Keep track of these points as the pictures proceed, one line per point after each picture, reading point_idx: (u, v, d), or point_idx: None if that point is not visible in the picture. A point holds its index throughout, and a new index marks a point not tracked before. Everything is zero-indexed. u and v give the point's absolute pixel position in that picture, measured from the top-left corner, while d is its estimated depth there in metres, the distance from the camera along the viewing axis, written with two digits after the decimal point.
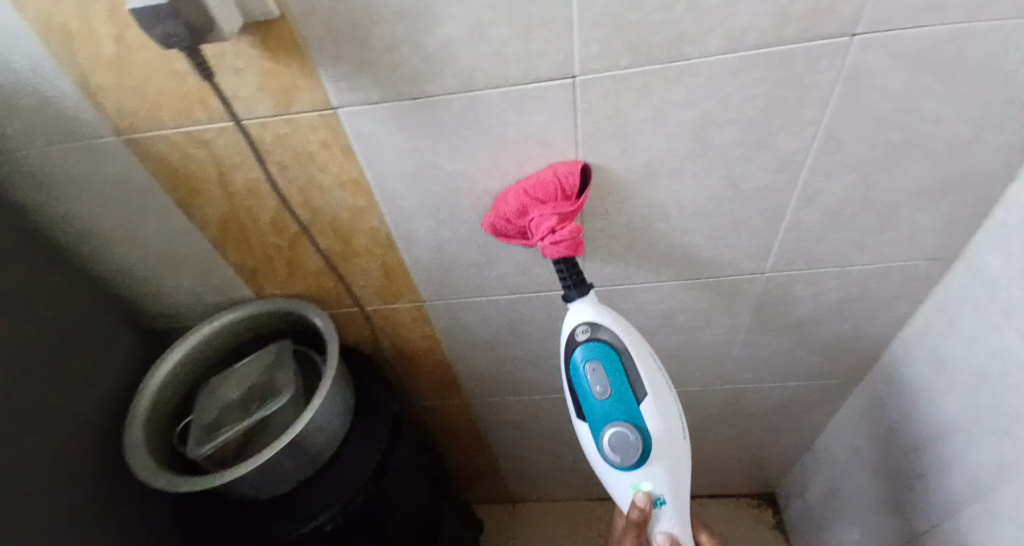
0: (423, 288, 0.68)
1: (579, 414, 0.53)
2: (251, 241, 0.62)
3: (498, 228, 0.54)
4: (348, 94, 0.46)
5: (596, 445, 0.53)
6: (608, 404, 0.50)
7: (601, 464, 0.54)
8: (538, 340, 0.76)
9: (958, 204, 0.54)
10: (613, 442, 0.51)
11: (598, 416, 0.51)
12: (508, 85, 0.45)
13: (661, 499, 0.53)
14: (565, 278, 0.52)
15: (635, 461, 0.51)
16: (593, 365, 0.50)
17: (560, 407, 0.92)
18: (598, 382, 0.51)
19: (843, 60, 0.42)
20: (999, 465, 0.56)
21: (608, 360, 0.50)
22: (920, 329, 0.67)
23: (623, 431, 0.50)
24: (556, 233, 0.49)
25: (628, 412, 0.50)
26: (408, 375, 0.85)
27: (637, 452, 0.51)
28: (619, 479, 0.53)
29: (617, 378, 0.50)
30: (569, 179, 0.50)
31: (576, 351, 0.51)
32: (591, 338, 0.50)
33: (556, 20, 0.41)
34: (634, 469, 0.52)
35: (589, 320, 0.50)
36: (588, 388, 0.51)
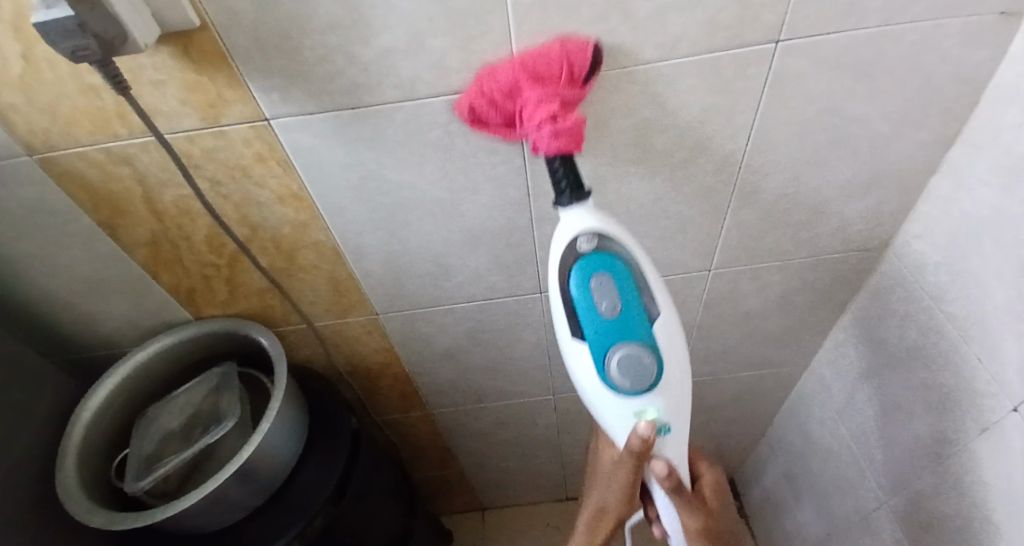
0: (376, 301, 0.66)
1: (575, 340, 0.43)
2: (187, 260, 0.59)
3: (478, 112, 0.44)
4: (282, 106, 0.45)
5: (599, 374, 0.43)
6: (619, 322, 0.41)
7: (600, 399, 0.45)
8: (497, 348, 0.76)
9: (884, 197, 0.57)
10: (622, 367, 0.42)
11: (606, 338, 0.42)
12: (449, 94, 0.44)
13: (666, 427, 0.45)
14: (558, 179, 0.42)
15: (646, 385, 0.43)
16: (599, 278, 0.41)
17: (524, 413, 0.92)
18: (607, 297, 0.41)
19: (770, 64, 0.44)
20: (940, 441, 0.60)
21: (619, 271, 0.41)
22: (858, 316, 0.71)
23: (635, 352, 0.42)
24: (558, 120, 0.39)
25: (641, 331, 0.42)
26: (368, 389, 0.83)
27: (652, 375, 0.43)
28: (621, 411, 0.45)
29: (629, 293, 0.41)
30: (580, 57, 0.40)
31: (579, 264, 0.41)
32: (597, 247, 0.41)
33: (493, 30, 0.40)
34: (642, 397, 0.44)
35: (593, 224, 0.41)
36: (593, 305, 0.41)
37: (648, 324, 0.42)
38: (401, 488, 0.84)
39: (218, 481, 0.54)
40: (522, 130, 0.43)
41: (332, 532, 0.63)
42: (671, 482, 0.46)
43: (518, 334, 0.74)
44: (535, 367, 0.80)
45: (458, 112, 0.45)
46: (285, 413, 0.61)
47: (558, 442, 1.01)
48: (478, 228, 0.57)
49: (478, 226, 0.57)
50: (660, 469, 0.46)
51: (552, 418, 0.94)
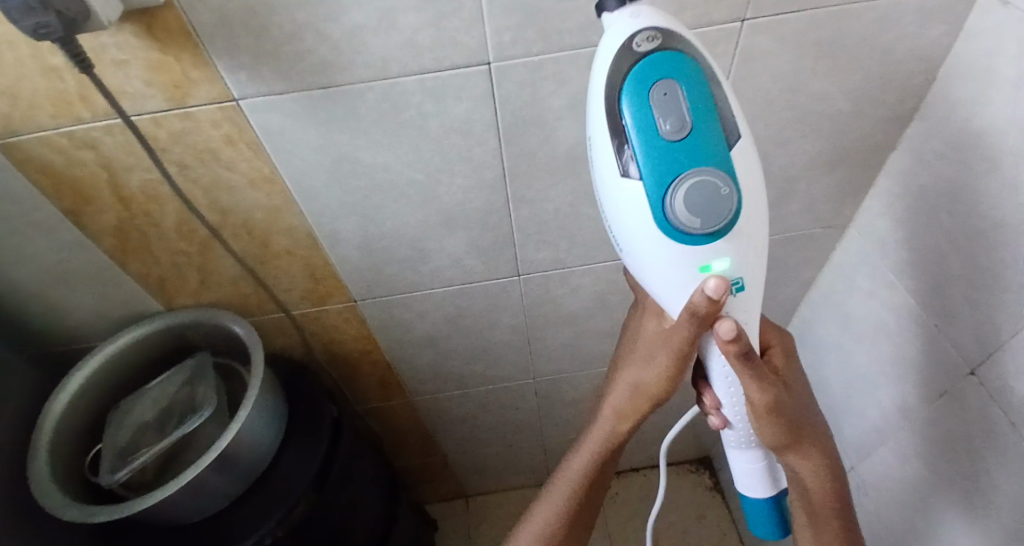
0: (354, 287, 0.66)
1: (629, 173, 0.34)
2: (157, 248, 0.58)
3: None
4: (251, 87, 0.44)
5: (659, 215, 0.35)
6: (689, 145, 0.33)
7: (655, 254, 0.37)
8: (477, 332, 0.76)
9: (847, 174, 0.59)
10: (689, 200, 0.34)
11: (674, 163, 0.33)
12: (421, 74, 0.44)
13: (738, 281, 0.37)
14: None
15: (715, 224, 0.35)
16: (665, 87, 0.32)
17: (505, 397, 0.92)
18: (670, 113, 0.32)
19: (736, 43, 0.45)
20: (904, 406, 0.62)
21: (689, 79, 0.32)
22: (825, 291, 0.73)
23: (708, 181, 0.33)
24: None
25: (715, 150, 0.33)
26: (348, 377, 0.83)
27: (727, 210, 0.34)
28: (682, 264, 0.36)
29: (700, 103, 0.32)
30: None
31: (635, 71, 0.32)
32: (659, 49, 0.32)
33: (465, 8, 0.40)
34: (711, 237, 0.35)
35: (650, 23, 0.32)
36: (654, 122, 0.32)
37: (724, 143, 0.33)
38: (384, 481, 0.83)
39: (197, 469, 0.54)
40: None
41: (314, 519, 0.63)
42: (740, 350, 0.37)
43: (497, 318, 0.74)
44: (514, 350, 0.81)
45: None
46: (264, 399, 0.60)
47: (539, 425, 1.03)
48: (454, 211, 0.57)
49: (455, 208, 0.57)
50: (727, 331, 0.36)
51: (533, 401, 0.95)
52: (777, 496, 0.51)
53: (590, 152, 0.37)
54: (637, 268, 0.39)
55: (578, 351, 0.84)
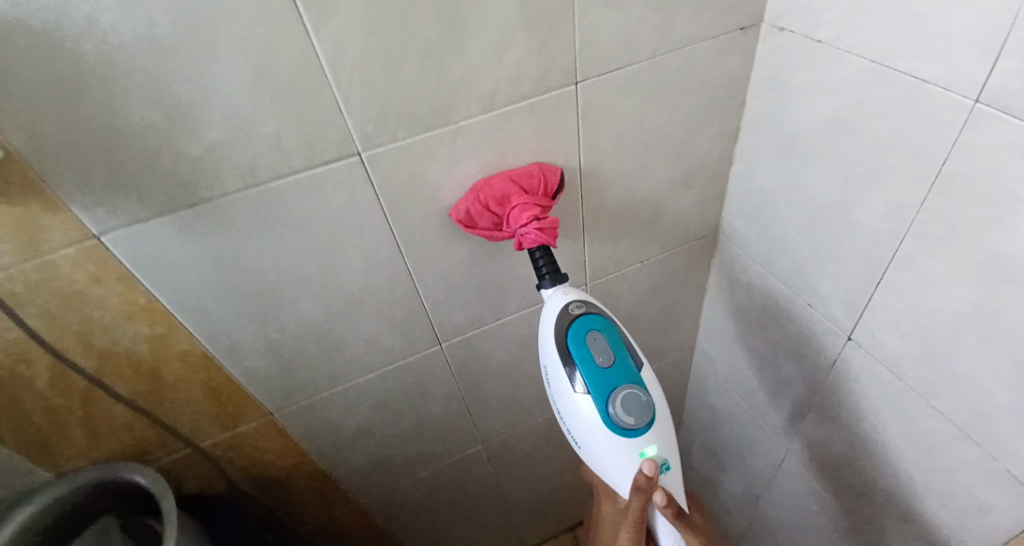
0: (268, 398, 0.62)
1: (578, 388, 0.49)
2: (29, 411, 0.51)
3: (470, 214, 0.51)
4: (112, 219, 0.42)
5: (605, 418, 0.49)
6: (615, 371, 0.49)
7: (603, 445, 0.50)
8: (409, 412, 0.74)
9: (701, 189, 0.66)
10: (624, 405, 0.49)
11: (609, 384, 0.49)
12: (293, 174, 0.45)
13: (667, 463, 0.50)
14: (540, 267, 0.52)
15: (644, 422, 0.49)
16: (594, 335, 0.50)
17: (456, 470, 0.89)
18: (601, 350, 0.50)
19: (575, 101, 0.50)
20: (807, 379, 0.69)
21: (608, 330, 0.51)
22: (717, 293, 0.81)
23: (634, 392, 0.49)
24: (543, 222, 0.50)
25: (632, 374, 0.50)
26: (281, 499, 0.76)
27: (648, 412, 0.50)
28: (625, 451, 0.49)
29: (617, 345, 0.50)
30: (553, 177, 0.52)
31: (573, 324, 0.50)
32: (586, 312, 0.51)
33: (323, 108, 0.42)
34: (643, 432, 0.50)
35: (575, 298, 0.51)
36: (591, 356, 0.49)
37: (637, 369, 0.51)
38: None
39: None
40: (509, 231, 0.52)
41: None
42: (673, 510, 0.49)
43: (428, 391, 0.73)
44: (454, 419, 0.80)
45: (454, 216, 0.52)
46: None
47: (499, 490, 1.00)
48: (358, 296, 0.57)
49: (358, 293, 0.57)
50: (660, 498, 0.48)
51: (486, 467, 0.93)
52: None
53: (546, 377, 0.52)
54: (591, 460, 0.52)
55: (516, 404, 0.84)
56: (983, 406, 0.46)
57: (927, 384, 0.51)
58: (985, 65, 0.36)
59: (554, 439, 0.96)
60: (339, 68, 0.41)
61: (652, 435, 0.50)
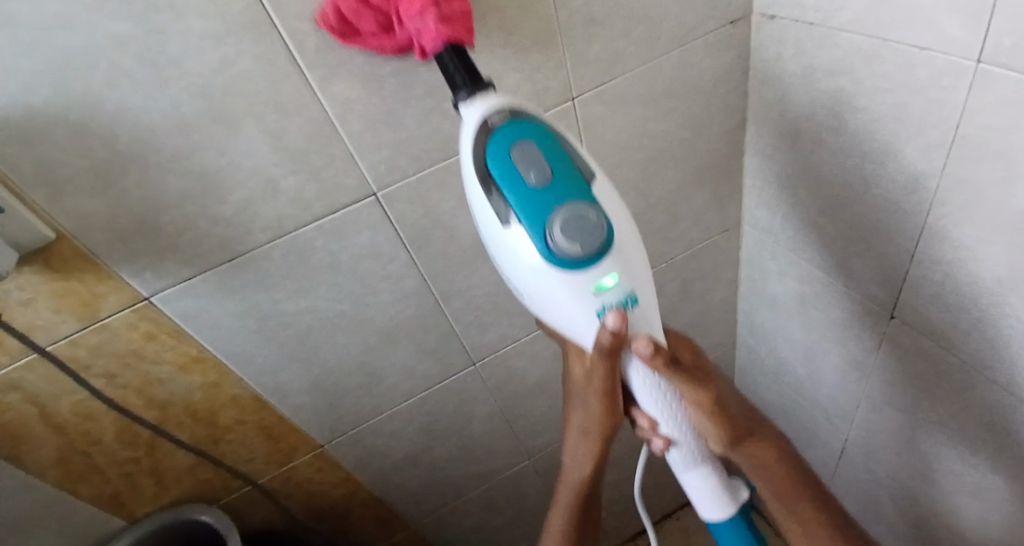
0: (317, 433, 0.65)
1: (506, 220, 0.35)
2: (104, 465, 0.56)
3: (348, 14, 0.38)
4: (158, 282, 0.46)
5: (545, 256, 0.34)
6: (552, 187, 0.33)
7: (550, 292, 0.36)
8: (454, 433, 0.76)
9: (716, 183, 0.66)
10: (568, 233, 0.33)
11: (545, 206, 0.33)
12: (318, 220, 0.48)
13: (634, 298, 0.36)
14: (452, 73, 0.36)
15: (598, 252, 0.34)
16: (519, 145, 0.34)
17: (508, 488, 0.90)
18: (530, 163, 0.33)
19: (574, 117, 0.52)
20: (855, 362, 0.67)
21: (539, 135, 0.34)
22: (749, 284, 0.79)
23: (579, 213, 0.33)
24: (444, 8, 0.36)
25: (577, 187, 0.34)
26: (342, 529, 0.78)
27: (604, 237, 0.34)
28: (578, 295, 0.35)
29: (555, 152, 0.34)
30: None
31: (491, 139, 0.34)
32: (509, 119, 0.35)
33: (336, 158, 0.45)
34: (599, 262, 0.35)
35: (493, 104, 0.35)
36: (517, 174, 0.33)
37: (587, 182, 0.35)
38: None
39: None
40: (403, 31, 0.38)
41: None
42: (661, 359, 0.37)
43: (470, 412, 0.75)
44: (498, 438, 0.81)
45: (322, 24, 0.38)
46: None
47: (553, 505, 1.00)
48: (391, 327, 0.59)
49: (391, 324, 0.59)
50: (644, 347, 0.35)
51: (537, 482, 0.93)
52: (744, 517, 0.47)
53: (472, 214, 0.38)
54: (545, 316, 0.39)
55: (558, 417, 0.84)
56: None
57: (980, 355, 0.49)
58: (977, 30, 0.35)
59: None
60: (346, 119, 0.43)
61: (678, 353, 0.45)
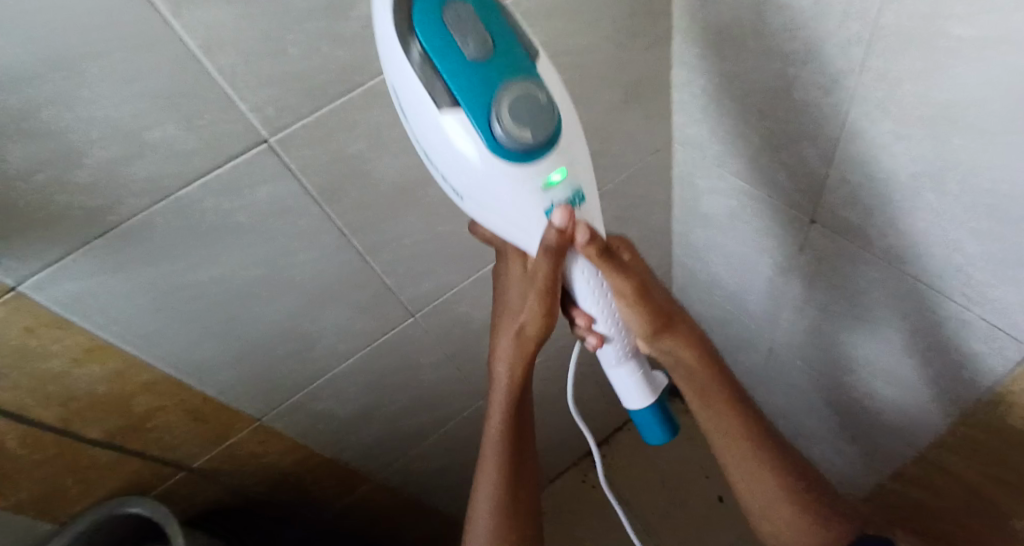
0: (252, 407, 0.61)
1: (444, 102, 0.31)
2: (11, 472, 0.51)
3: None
4: (19, 266, 0.39)
5: (487, 143, 0.31)
6: (495, 61, 0.30)
7: (495, 187, 0.34)
8: (404, 387, 0.73)
9: (644, 101, 0.64)
10: (516, 116, 0.30)
11: (490, 85, 0.30)
12: (202, 176, 0.42)
13: (579, 194, 0.35)
14: None
15: (547, 139, 0.32)
16: (454, 6, 0.29)
17: (466, 428, 0.90)
18: (468, 31, 0.29)
19: None
20: (779, 267, 0.69)
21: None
22: (683, 204, 0.79)
23: (526, 92, 0.30)
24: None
25: (521, 64, 0.31)
26: (299, 496, 0.76)
27: (553, 123, 0.32)
28: (525, 190, 0.34)
29: (494, 19, 0.30)
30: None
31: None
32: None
33: (211, 101, 0.38)
34: (547, 153, 0.33)
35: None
36: (453, 43, 0.29)
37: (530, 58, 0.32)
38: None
39: None
40: None
41: None
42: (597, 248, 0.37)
43: (417, 364, 0.72)
44: (450, 384, 0.79)
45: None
46: None
47: None
48: (314, 287, 0.54)
49: (314, 284, 0.54)
50: (582, 235, 0.35)
51: None
52: (659, 398, 0.49)
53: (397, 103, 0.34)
54: (484, 215, 0.37)
55: None
56: (945, 254, 0.46)
57: (894, 249, 0.50)
58: None
59: (556, 381, 0.96)
60: (214, 53, 0.36)
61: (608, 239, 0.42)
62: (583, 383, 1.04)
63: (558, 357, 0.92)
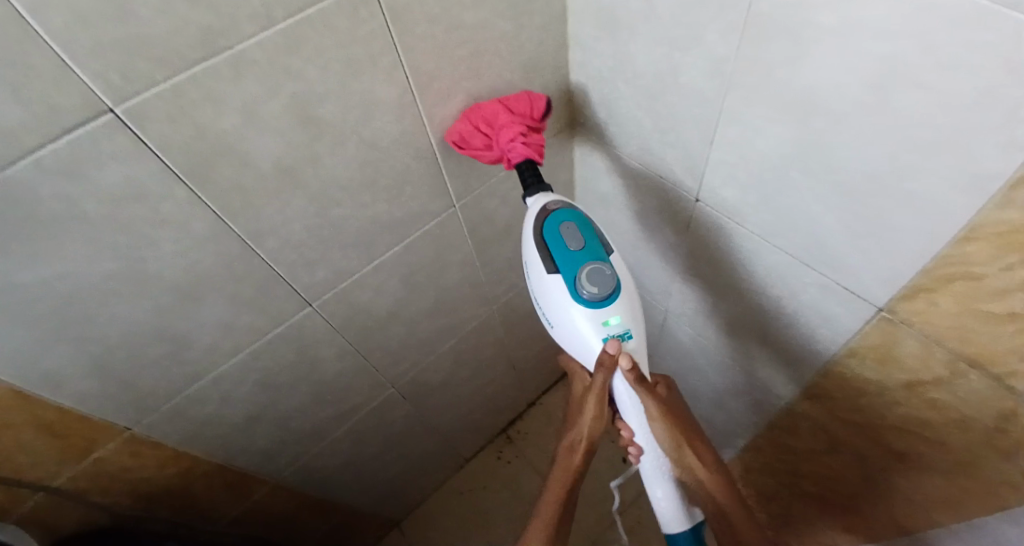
0: (122, 417, 0.54)
1: (550, 270, 0.55)
2: None
3: (463, 134, 0.57)
4: None
5: (571, 293, 0.54)
6: (584, 251, 0.54)
7: (573, 318, 0.54)
8: (304, 382, 0.68)
9: (544, 81, 0.63)
10: (591, 278, 0.53)
11: (579, 261, 0.54)
12: (33, 154, 0.35)
13: (628, 333, 0.55)
14: None
15: (609, 294, 0.53)
16: (568, 224, 0.55)
17: (374, 418, 0.87)
18: (572, 237, 0.54)
19: (376, 3, 0.43)
20: (673, 245, 0.72)
21: (581, 221, 0.55)
22: (584, 185, 0.81)
23: (599, 268, 0.53)
24: (530, 139, 0.57)
25: (598, 254, 0.55)
26: (186, 509, 0.69)
27: (614, 285, 0.54)
28: (590, 322, 0.54)
29: (590, 231, 0.55)
30: (540, 101, 0.60)
31: (550, 217, 0.55)
32: (563, 207, 0.56)
33: (40, 68, 0.32)
34: (610, 303, 0.54)
35: (556, 196, 0.57)
36: (564, 241, 0.54)
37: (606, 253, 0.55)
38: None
39: None
40: None
41: None
42: (635, 374, 0.55)
43: (316, 357, 0.67)
44: (353, 375, 0.75)
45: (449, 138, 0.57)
46: None
47: (425, 422, 1.00)
48: (188, 279, 0.48)
49: (188, 276, 0.48)
50: (625, 360, 0.54)
51: (405, 406, 0.91)
52: (695, 527, 0.64)
53: (528, 273, 0.58)
54: (565, 340, 0.57)
55: (416, 342, 0.80)
56: (809, 226, 0.51)
57: (764, 225, 0.55)
58: None
59: (466, 362, 0.95)
60: (35, 9, 0.30)
61: (614, 307, 0.54)
62: (494, 363, 1.04)
63: (469, 339, 0.91)
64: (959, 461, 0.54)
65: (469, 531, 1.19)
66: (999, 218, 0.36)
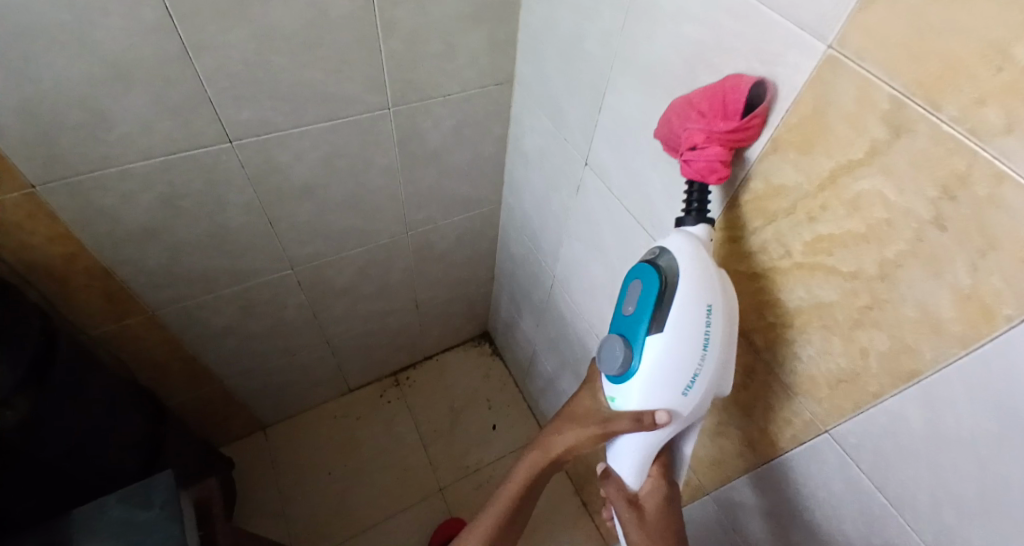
0: (29, 169, 0.60)
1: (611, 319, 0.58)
2: None
3: (663, 132, 0.52)
4: None
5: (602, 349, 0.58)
6: (627, 320, 0.54)
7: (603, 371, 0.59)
8: (208, 217, 0.76)
9: (491, 28, 0.74)
10: (606, 347, 0.55)
11: (620, 326, 0.55)
12: None
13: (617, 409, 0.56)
14: None
15: (610, 370, 0.54)
16: (635, 284, 0.53)
17: (266, 294, 0.93)
18: (631, 300, 0.54)
19: None
20: (564, 209, 0.84)
21: (649, 286, 0.51)
22: (514, 144, 0.91)
23: (616, 341, 0.54)
24: (694, 153, 0.47)
25: (636, 328, 0.52)
26: (58, 298, 0.74)
27: (618, 365, 0.53)
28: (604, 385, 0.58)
29: (647, 300, 0.51)
30: (736, 95, 0.44)
31: (634, 267, 0.55)
32: (651, 260, 0.53)
33: None
34: (616, 382, 0.55)
35: (664, 245, 0.52)
36: (625, 300, 0.55)
37: (646, 330, 0.51)
38: (132, 436, 0.80)
39: None
40: None
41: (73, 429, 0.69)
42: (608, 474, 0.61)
43: (224, 197, 0.74)
44: (254, 235, 0.82)
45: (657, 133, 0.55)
46: None
47: (316, 324, 1.06)
48: (125, 58, 0.56)
49: (126, 56, 0.56)
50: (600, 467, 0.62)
51: (299, 296, 0.97)
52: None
53: None
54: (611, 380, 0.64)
55: (324, 232, 0.88)
56: (643, 187, 0.64)
57: (620, 187, 0.69)
58: None
59: (371, 277, 1.03)
60: None
61: (618, 387, 0.55)
62: (399, 294, 1.11)
63: (378, 256, 0.99)
64: (723, 418, 0.64)
65: (328, 450, 1.23)
66: (753, 184, 0.48)
